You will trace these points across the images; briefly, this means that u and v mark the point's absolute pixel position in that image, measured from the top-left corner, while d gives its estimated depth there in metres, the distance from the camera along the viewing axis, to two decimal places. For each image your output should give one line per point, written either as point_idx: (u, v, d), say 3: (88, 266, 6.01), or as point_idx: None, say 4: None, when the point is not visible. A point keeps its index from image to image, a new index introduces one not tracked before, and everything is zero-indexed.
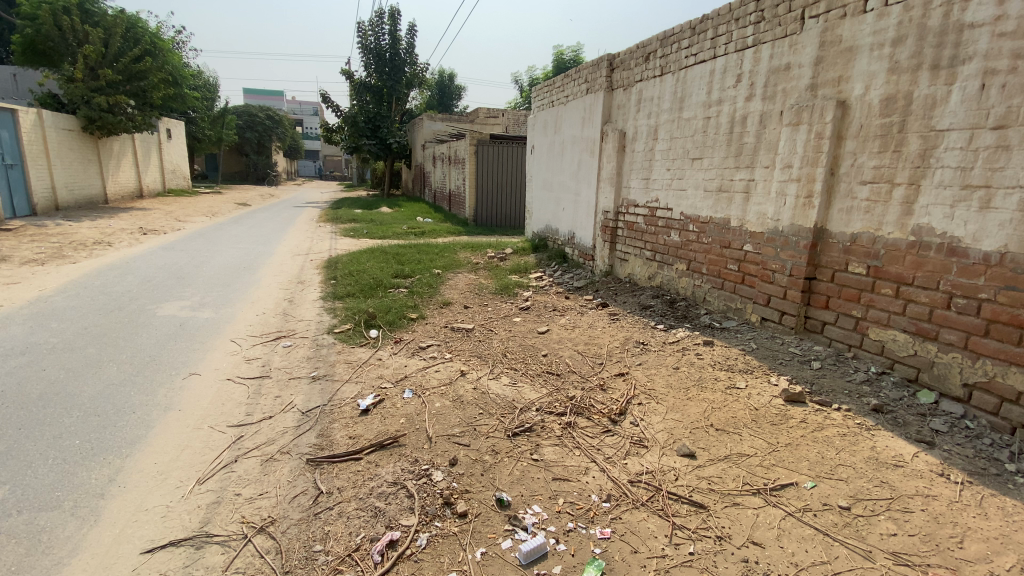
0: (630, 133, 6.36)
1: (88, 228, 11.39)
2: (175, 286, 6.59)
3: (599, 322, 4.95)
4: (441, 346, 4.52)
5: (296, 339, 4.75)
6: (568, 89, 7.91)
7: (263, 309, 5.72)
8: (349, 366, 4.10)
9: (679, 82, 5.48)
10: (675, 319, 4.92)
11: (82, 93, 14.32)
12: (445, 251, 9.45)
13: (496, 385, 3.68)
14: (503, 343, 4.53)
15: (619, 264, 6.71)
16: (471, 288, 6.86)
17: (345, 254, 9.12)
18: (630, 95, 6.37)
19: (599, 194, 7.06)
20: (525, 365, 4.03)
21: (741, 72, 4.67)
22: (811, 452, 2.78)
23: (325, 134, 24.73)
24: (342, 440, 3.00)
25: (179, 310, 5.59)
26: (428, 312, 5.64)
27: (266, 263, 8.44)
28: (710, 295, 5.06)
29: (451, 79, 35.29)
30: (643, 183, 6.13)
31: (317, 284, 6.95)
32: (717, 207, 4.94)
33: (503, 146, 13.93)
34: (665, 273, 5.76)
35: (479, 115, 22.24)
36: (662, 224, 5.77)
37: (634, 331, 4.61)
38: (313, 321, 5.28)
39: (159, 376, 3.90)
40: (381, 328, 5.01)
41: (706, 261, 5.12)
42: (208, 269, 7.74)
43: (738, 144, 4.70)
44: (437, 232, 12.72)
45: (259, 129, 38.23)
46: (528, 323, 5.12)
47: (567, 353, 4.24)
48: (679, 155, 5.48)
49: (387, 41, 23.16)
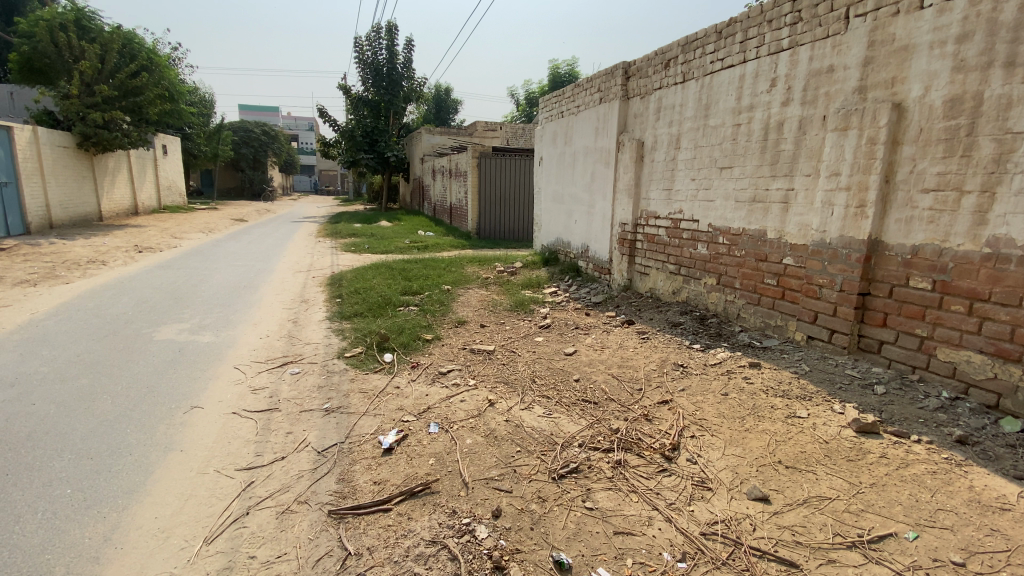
0: (649, 143, 6.09)
1: (82, 246, 11.02)
2: (173, 307, 6.22)
3: (629, 342, 4.61)
4: (463, 371, 4.16)
5: (304, 365, 4.39)
6: (578, 99, 7.66)
7: (267, 332, 5.36)
8: (364, 396, 3.74)
9: (704, 89, 5.22)
10: (710, 338, 4.60)
11: (78, 110, 14.05)
12: (452, 266, 9.13)
13: (530, 416, 3.33)
14: (529, 367, 4.18)
15: (639, 278, 6.39)
16: (484, 305, 6.52)
17: (348, 270, 8.78)
18: (648, 103, 6.11)
19: (614, 206, 6.77)
20: (559, 392, 3.69)
21: (776, 76, 4.43)
22: (902, 494, 2.46)
23: (321, 148, 24.48)
24: (366, 486, 2.64)
25: (178, 333, 5.24)
26: (443, 332, 5.29)
27: (267, 281, 8.09)
28: (745, 312, 4.76)
29: (449, 94, 35.43)
30: (664, 194, 5.84)
31: (322, 303, 6.61)
32: (752, 218, 4.65)
33: (505, 158, 13.73)
34: (692, 288, 5.45)
35: (478, 128, 22.11)
36: (687, 236, 5.47)
37: (670, 351, 4.28)
38: (322, 344, 4.92)
39: (158, 410, 3.55)
40: (395, 352, 4.65)
41: (738, 275, 4.83)
42: (207, 288, 7.40)
43: (775, 150, 4.43)
44: (441, 246, 12.41)
45: (255, 145, 38.02)
46: (552, 343, 4.77)
47: (601, 377, 3.90)
48: (705, 164, 5.20)
49: (384, 55, 23.09)
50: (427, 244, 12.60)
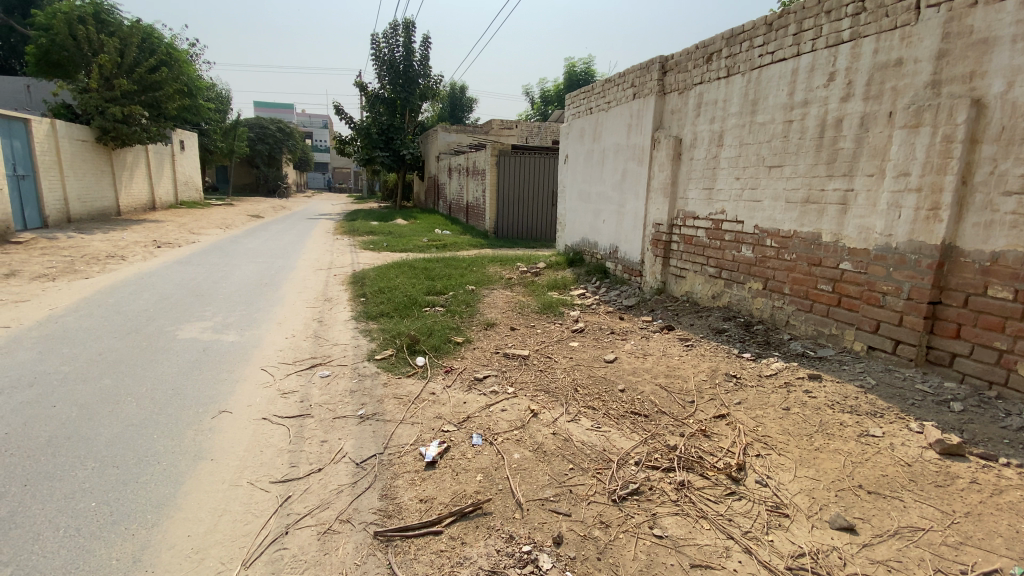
0: (688, 140, 5.85)
1: (101, 241, 11.00)
2: (195, 304, 6.09)
3: (672, 349, 4.37)
4: (500, 376, 3.94)
5: (333, 368, 4.21)
6: (609, 95, 7.42)
7: (292, 332, 5.20)
8: (399, 403, 3.54)
9: (752, 83, 4.97)
10: (759, 346, 4.37)
11: (97, 104, 14.06)
12: (474, 265, 8.93)
13: (578, 429, 3.11)
14: (569, 374, 3.96)
15: (674, 281, 6.15)
16: (511, 306, 6.30)
17: (370, 268, 8.63)
18: (687, 99, 5.87)
19: (648, 205, 6.54)
20: (606, 402, 3.46)
21: (835, 69, 4.17)
22: (1003, 526, 2.24)
23: (336, 146, 24.41)
24: (412, 504, 2.45)
25: (201, 332, 5.11)
26: (473, 335, 5.07)
27: (288, 278, 7.95)
28: (796, 318, 4.52)
29: (463, 92, 35.19)
30: (704, 193, 5.60)
31: (345, 302, 6.45)
32: (805, 220, 4.41)
33: (525, 157, 13.50)
34: (734, 292, 5.22)
35: (493, 126, 21.94)
36: (730, 238, 5.24)
37: (718, 360, 4.05)
38: (350, 346, 4.75)
39: (185, 414, 3.39)
40: (426, 355, 4.44)
41: (788, 280, 4.59)
42: (227, 285, 7.27)
43: (832, 148, 4.18)
44: (460, 244, 12.23)
45: (270, 141, 38.15)
46: (590, 349, 4.54)
47: (649, 388, 3.67)
48: (752, 163, 4.97)
49: (400, 53, 22.96)
50: (446, 243, 12.41)
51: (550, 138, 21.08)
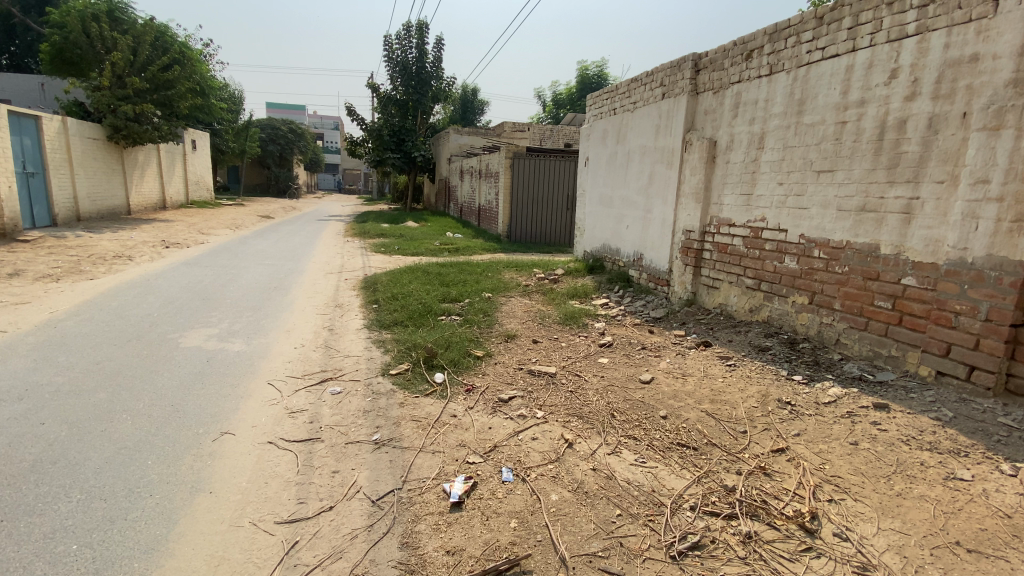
0: (723, 142, 5.50)
1: (109, 240, 10.81)
2: (200, 309, 5.81)
3: (713, 369, 4.01)
4: (526, 396, 3.58)
5: (344, 384, 3.88)
6: (635, 94, 7.08)
7: (301, 341, 4.89)
8: (417, 426, 3.20)
9: (798, 82, 4.61)
10: (809, 367, 4.01)
11: (109, 101, 13.93)
12: (489, 270, 8.60)
13: (620, 464, 2.77)
14: (603, 396, 3.60)
15: (705, 292, 5.79)
16: (532, 316, 5.96)
17: (382, 272, 8.33)
18: (723, 98, 5.52)
19: (677, 211, 6.18)
20: (648, 432, 3.11)
21: (897, 66, 3.80)
22: None
23: (347, 147, 24.22)
24: (438, 556, 2.12)
25: (205, 340, 4.81)
26: (493, 347, 4.71)
27: (297, 282, 7.67)
28: (848, 337, 4.15)
29: (475, 94, 34.94)
30: (742, 199, 5.24)
31: (357, 309, 6.14)
32: (860, 230, 4.04)
33: (540, 159, 13.16)
34: (775, 306, 4.86)
35: (505, 129, 21.66)
36: (771, 247, 4.88)
37: (767, 384, 3.70)
38: (362, 358, 4.42)
39: (183, 435, 3.08)
40: (444, 370, 4.09)
41: (839, 294, 4.23)
42: (235, 289, 6.99)
43: (893, 152, 3.81)
44: (472, 248, 11.91)
45: (281, 142, 38.14)
46: (622, 367, 4.18)
47: (694, 416, 3.31)
48: (797, 168, 4.61)
49: (413, 54, 22.76)
50: (458, 247, 12.08)
51: (563, 141, 20.76)
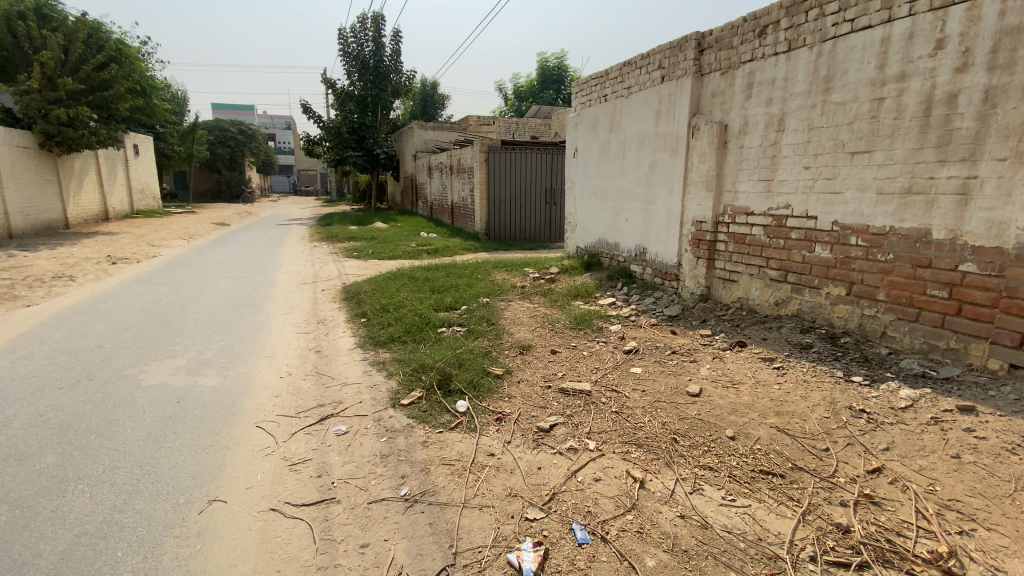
0: (736, 125, 5.15)
1: (46, 259, 9.65)
2: (161, 337, 5.04)
3: (763, 374, 3.64)
4: (569, 422, 3.09)
5: (350, 421, 3.28)
6: (629, 79, 6.67)
7: (288, 368, 4.25)
8: (451, 473, 2.66)
9: (823, 57, 4.28)
10: (861, 365, 3.71)
11: (39, 106, 12.52)
12: (478, 272, 8.05)
13: (709, 506, 2.34)
14: (654, 416, 3.15)
15: (721, 286, 5.45)
16: (539, 321, 5.47)
17: (363, 280, 7.65)
18: (732, 79, 5.17)
19: (684, 201, 5.82)
20: (723, 460, 2.69)
21: (943, 35, 3.50)
22: None
23: (306, 145, 22.97)
24: None
25: (172, 375, 4.09)
26: (509, 362, 4.18)
27: (269, 297, 6.91)
28: (896, 329, 3.87)
29: (435, 88, 33.89)
30: (760, 186, 4.91)
31: (343, 325, 5.49)
32: (906, 214, 3.75)
33: (516, 153, 12.65)
34: (806, 298, 4.56)
35: (471, 123, 21.04)
36: (798, 236, 4.57)
37: (829, 389, 3.35)
38: (363, 386, 3.82)
39: (160, 509, 2.44)
40: (463, 395, 3.54)
41: (883, 284, 3.94)
42: (199, 308, 6.20)
43: (943, 130, 3.52)
44: (452, 248, 11.29)
45: (231, 144, 36.10)
46: (662, 378, 3.74)
47: (765, 434, 2.91)
48: (826, 150, 4.29)
49: (370, 47, 21.73)
50: (437, 247, 11.45)
51: (530, 134, 20.41)
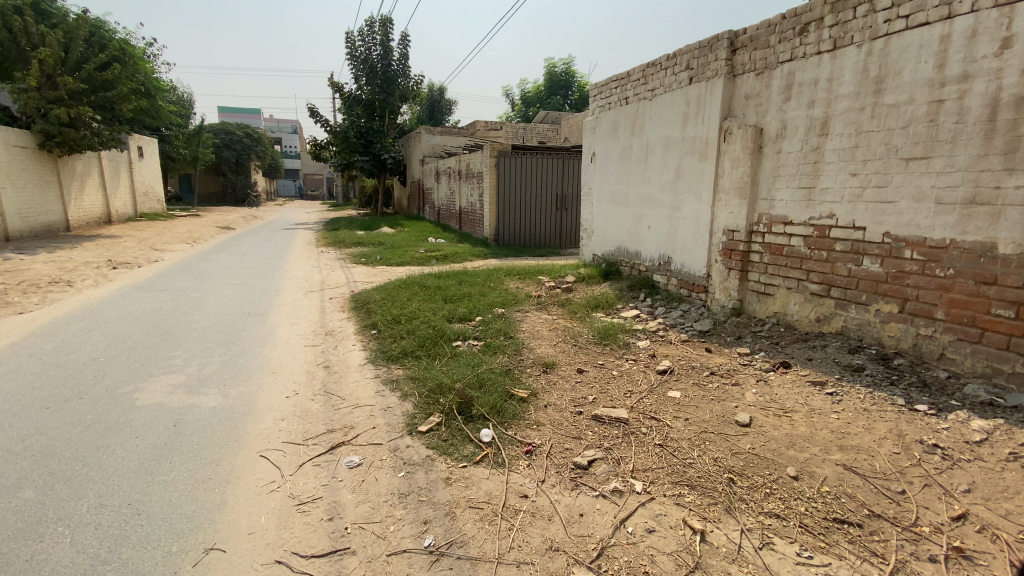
0: (772, 129, 4.84)
1: (44, 262, 9.41)
2: (160, 350, 4.74)
3: (817, 402, 3.30)
4: (610, 457, 2.77)
5: (362, 450, 2.96)
6: (655, 81, 6.39)
7: (294, 386, 3.94)
8: (480, 519, 2.33)
9: (873, 56, 3.95)
10: (923, 392, 3.36)
11: (39, 105, 12.29)
12: (491, 280, 7.74)
13: (785, 567, 2.01)
14: (703, 451, 2.83)
15: (756, 299, 5.14)
16: (560, 335, 5.14)
17: (372, 289, 7.36)
18: (770, 80, 4.86)
19: (715, 209, 5.51)
20: (790, 506, 2.34)
21: (1010, 33, 3.16)
22: None
23: (312, 148, 22.77)
24: None
25: (169, 394, 3.78)
26: (533, 382, 3.83)
27: (275, 305, 6.61)
28: (955, 351, 3.50)
29: (442, 93, 33.72)
30: (800, 194, 4.59)
31: (352, 338, 5.18)
32: (969, 226, 3.39)
33: (527, 158, 12.38)
34: (853, 315, 4.22)
35: (479, 128, 20.82)
36: (844, 248, 4.24)
37: (892, 419, 2.99)
38: (376, 409, 3.50)
39: (146, 562, 2.12)
40: (487, 421, 3.21)
41: (942, 301, 3.56)
42: (201, 318, 5.91)
43: (1011, 135, 3.18)
44: (462, 255, 10.99)
45: (237, 147, 36.03)
46: (704, 405, 3.41)
47: (832, 474, 2.57)
48: (876, 156, 3.96)
49: (377, 51, 21.57)
50: (446, 254, 11.14)
51: (538, 139, 20.19)
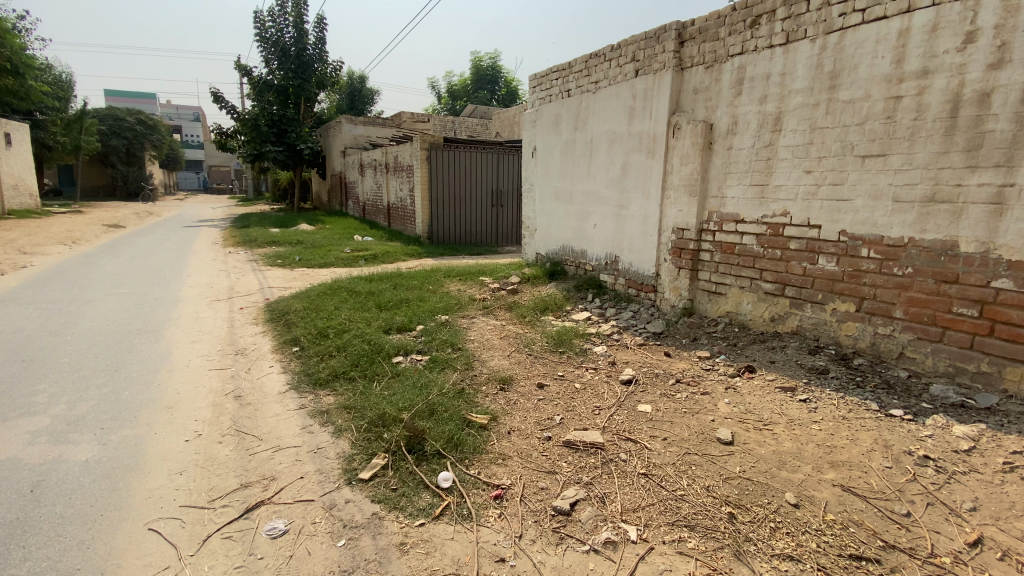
0: (723, 125, 4.70)
1: None
2: (13, 384, 3.73)
3: (795, 412, 3.13)
4: (593, 496, 2.39)
5: (290, 511, 2.36)
6: (598, 73, 6.12)
7: (197, 425, 3.19)
8: None
9: (829, 51, 3.88)
10: (890, 394, 3.31)
11: None
12: (428, 282, 7.15)
13: None
14: (692, 478, 2.53)
15: (707, 299, 5.01)
16: (512, 343, 4.71)
17: (292, 296, 6.51)
18: (719, 73, 4.72)
19: (663, 206, 5.33)
20: (802, 543, 2.10)
21: (973, 28, 3.16)
22: None
23: (217, 137, 20.54)
24: None
25: (22, 446, 2.90)
26: (491, 404, 3.37)
27: (172, 318, 5.60)
28: (915, 350, 3.51)
29: (363, 82, 32.03)
30: (753, 191, 4.49)
31: (271, 356, 4.43)
32: (929, 224, 3.39)
33: (459, 151, 11.81)
34: (808, 314, 4.17)
35: (405, 119, 19.86)
36: (798, 246, 4.17)
37: (874, 428, 2.88)
38: (304, 450, 2.88)
39: None
40: (442, 459, 2.71)
41: (900, 300, 3.56)
42: (73, 338, 4.82)
43: (972, 132, 3.19)
44: (393, 254, 10.24)
45: (128, 135, 32.04)
46: (679, 420, 3.13)
47: (832, 497, 2.37)
48: (831, 153, 3.90)
49: (290, 34, 19.89)
50: (375, 253, 10.33)
51: (467, 133, 19.57)
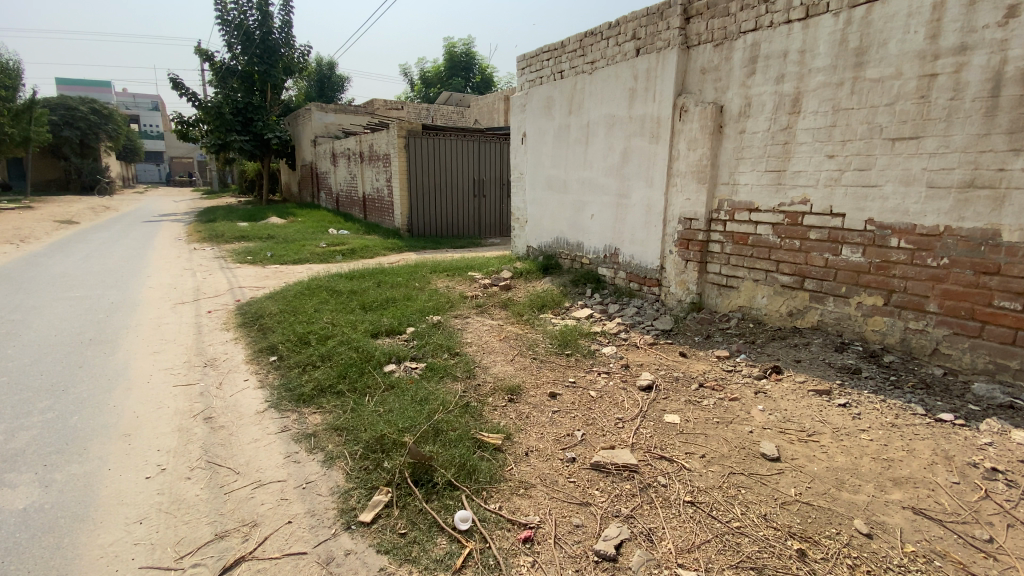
0: (734, 107, 4.39)
1: None
2: None
3: (838, 420, 2.85)
4: (638, 535, 2.05)
5: (279, 569, 1.96)
6: (594, 53, 5.75)
7: (162, 457, 2.73)
8: None
9: (854, 25, 3.59)
10: (932, 395, 3.07)
11: None
12: (415, 279, 6.69)
13: None
14: (745, 505, 2.22)
15: (718, 293, 4.73)
16: (514, 345, 4.33)
17: (267, 297, 5.98)
18: (729, 51, 4.41)
19: (668, 195, 5.02)
20: None
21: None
22: None
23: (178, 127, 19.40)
24: None
25: None
26: (502, 420, 3.00)
27: (131, 326, 5.00)
28: (951, 346, 3.29)
29: (332, 68, 30.82)
30: (768, 177, 4.20)
31: (247, 368, 3.94)
32: (967, 212, 3.15)
33: (439, 139, 11.29)
34: (830, 309, 3.91)
35: (378, 107, 19.08)
36: (819, 236, 3.90)
37: (928, 438, 2.62)
38: (291, 485, 2.45)
39: None
40: (456, 492, 2.32)
41: (934, 293, 3.32)
42: (15, 353, 4.23)
43: (1017, 112, 2.94)
44: (373, 249, 9.70)
45: (81, 126, 30.17)
46: (714, 433, 2.81)
47: (905, 524, 2.09)
48: (857, 136, 3.62)
49: (254, 17, 18.83)
50: (353, 248, 9.76)
51: (443, 121, 18.92)
